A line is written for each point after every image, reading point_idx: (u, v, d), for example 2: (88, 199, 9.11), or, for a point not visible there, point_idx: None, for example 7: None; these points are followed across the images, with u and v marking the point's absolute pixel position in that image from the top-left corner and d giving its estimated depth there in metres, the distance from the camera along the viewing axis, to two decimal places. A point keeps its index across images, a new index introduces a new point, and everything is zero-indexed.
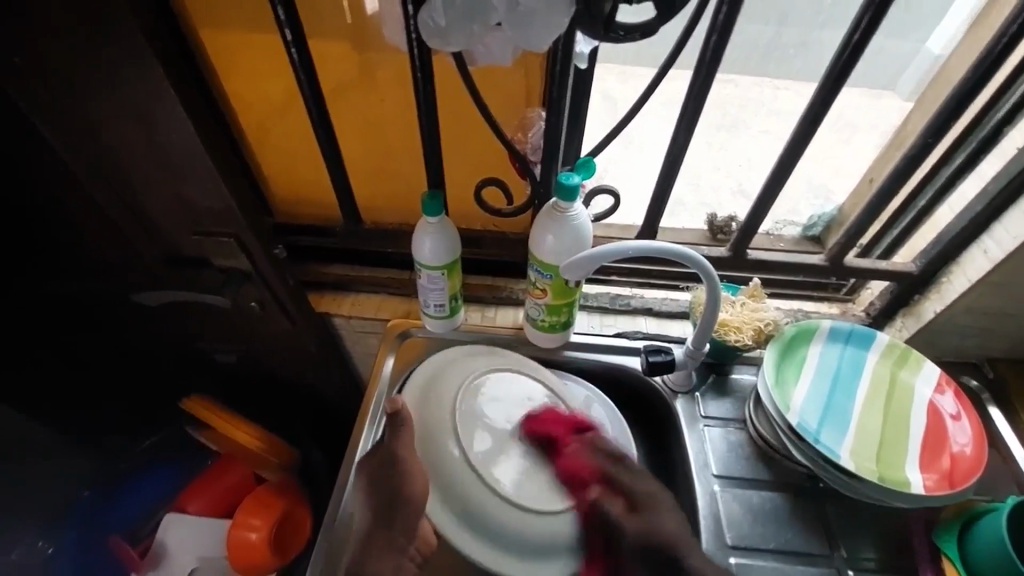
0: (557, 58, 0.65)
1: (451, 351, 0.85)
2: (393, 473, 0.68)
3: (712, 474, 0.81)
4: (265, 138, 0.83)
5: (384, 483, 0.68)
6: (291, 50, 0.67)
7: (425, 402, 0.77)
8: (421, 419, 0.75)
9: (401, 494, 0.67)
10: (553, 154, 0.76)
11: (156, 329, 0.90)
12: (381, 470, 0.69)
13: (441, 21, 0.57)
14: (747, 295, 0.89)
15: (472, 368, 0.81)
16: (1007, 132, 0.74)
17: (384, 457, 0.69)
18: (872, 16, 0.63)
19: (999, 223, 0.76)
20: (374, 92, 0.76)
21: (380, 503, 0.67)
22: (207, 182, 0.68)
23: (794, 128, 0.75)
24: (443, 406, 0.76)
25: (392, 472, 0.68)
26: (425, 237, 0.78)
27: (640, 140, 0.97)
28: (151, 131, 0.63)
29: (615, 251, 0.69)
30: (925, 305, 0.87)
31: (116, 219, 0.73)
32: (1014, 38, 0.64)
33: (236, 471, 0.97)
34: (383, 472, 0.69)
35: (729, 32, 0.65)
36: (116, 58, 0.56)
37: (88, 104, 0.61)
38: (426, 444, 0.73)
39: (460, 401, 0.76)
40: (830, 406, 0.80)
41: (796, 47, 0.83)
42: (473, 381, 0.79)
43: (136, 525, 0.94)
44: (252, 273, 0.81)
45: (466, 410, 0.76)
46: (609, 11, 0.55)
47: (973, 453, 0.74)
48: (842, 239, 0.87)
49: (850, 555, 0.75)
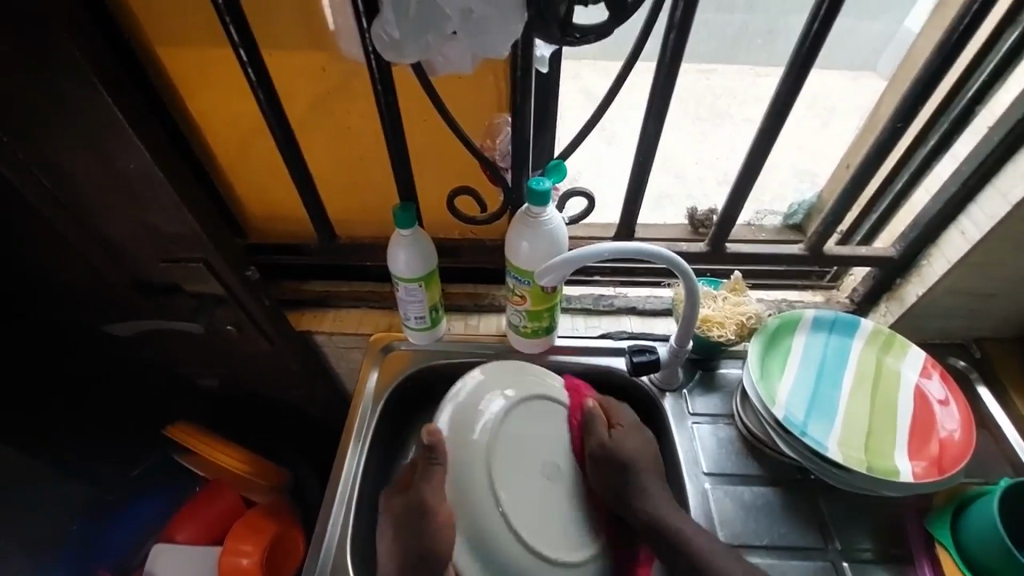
0: (517, 63, 0.64)
1: (486, 369, 0.80)
2: (420, 525, 0.66)
3: (703, 472, 0.80)
4: (230, 157, 0.82)
5: (409, 535, 0.66)
6: (247, 70, 0.66)
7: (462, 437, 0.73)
8: (455, 454, 0.72)
9: (425, 548, 0.65)
10: (523, 159, 0.75)
11: (134, 358, 0.89)
12: (409, 518, 0.67)
13: (395, 33, 0.56)
14: (729, 288, 0.87)
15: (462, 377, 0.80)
16: (978, 111, 0.73)
17: (411, 505, 0.67)
18: (830, 4, 0.62)
19: (975, 204, 0.75)
20: (338, 106, 0.75)
21: (406, 559, 0.65)
22: (170, 209, 0.67)
23: (763, 118, 0.75)
24: (479, 445, 0.73)
25: (421, 521, 0.66)
26: (399, 249, 0.77)
27: (621, 136, 0.97)
28: (108, 162, 0.62)
29: (591, 254, 0.68)
30: (907, 289, 0.87)
31: (82, 251, 0.72)
32: (975, 20, 0.64)
33: (224, 498, 0.97)
34: (410, 518, 0.67)
35: (688, 28, 0.65)
36: (63, 90, 0.55)
37: (40, 139, 0.60)
38: (460, 479, 0.71)
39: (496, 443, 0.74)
40: (817, 397, 0.79)
41: (764, 36, 0.83)
42: (506, 417, 0.77)
43: (128, 553, 0.95)
44: (226, 297, 0.80)
45: (502, 443, 0.75)
46: (565, 13, 0.54)
47: (962, 438, 0.74)
48: (820, 227, 0.86)
49: (844, 545, 0.75)
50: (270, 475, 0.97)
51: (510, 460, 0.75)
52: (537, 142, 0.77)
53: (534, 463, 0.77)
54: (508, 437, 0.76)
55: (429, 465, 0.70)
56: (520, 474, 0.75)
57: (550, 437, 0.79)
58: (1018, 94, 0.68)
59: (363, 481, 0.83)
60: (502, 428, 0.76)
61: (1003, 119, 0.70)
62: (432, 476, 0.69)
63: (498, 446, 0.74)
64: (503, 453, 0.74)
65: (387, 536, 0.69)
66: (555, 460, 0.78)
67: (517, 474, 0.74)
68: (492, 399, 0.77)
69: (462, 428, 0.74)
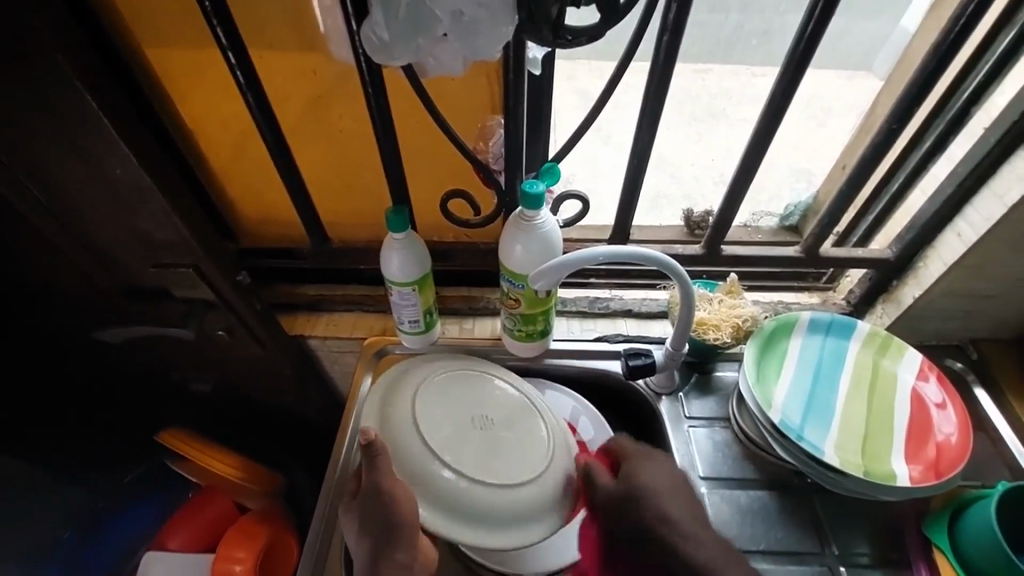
0: (510, 66, 0.63)
1: (402, 361, 0.80)
2: (381, 506, 0.62)
3: (699, 476, 0.80)
4: (221, 161, 0.81)
5: (372, 517, 0.62)
6: (236, 73, 0.65)
7: (385, 414, 0.72)
8: (386, 431, 0.70)
9: (390, 526, 0.61)
10: (517, 162, 0.74)
11: (125, 363, 0.89)
12: (367, 502, 0.63)
13: (385, 35, 0.55)
14: (724, 291, 0.87)
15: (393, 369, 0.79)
16: (974, 112, 0.73)
17: (365, 489, 0.62)
18: (826, 4, 0.62)
19: (971, 206, 0.75)
20: (329, 108, 0.74)
21: (375, 540, 0.62)
22: (158, 215, 0.67)
23: (758, 119, 0.74)
24: (402, 414, 0.71)
25: (380, 501, 0.62)
26: (392, 254, 0.76)
27: (617, 136, 0.96)
28: (95, 167, 0.61)
29: (585, 257, 0.67)
30: (903, 291, 0.86)
31: (71, 257, 0.71)
32: (971, 21, 0.63)
33: (217, 504, 0.94)
34: (370, 500, 0.62)
35: (682, 30, 0.64)
36: (47, 96, 0.55)
37: (26, 145, 0.59)
38: (400, 458, 0.68)
39: (418, 408, 0.72)
40: (813, 400, 0.79)
41: (760, 36, 0.82)
42: (423, 386, 0.75)
43: (118, 564, 0.91)
44: (217, 303, 0.79)
45: (438, 412, 0.73)
46: (557, 14, 0.53)
47: (959, 441, 0.73)
48: (816, 229, 0.86)
49: (842, 550, 0.74)
50: (264, 480, 0.97)
51: (439, 419, 0.72)
52: (530, 145, 0.76)
53: (469, 417, 0.74)
54: (441, 406, 0.74)
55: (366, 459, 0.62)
56: (456, 428, 0.72)
57: (478, 397, 0.77)
58: (1015, 96, 0.67)
59: None
60: (422, 395, 0.74)
61: (999, 120, 0.69)
62: (380, 463, 0.62)
63: (423, 411, 0.72)
64: (431, 416, 0.72)
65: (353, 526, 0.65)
66: (492, 417, 0.75)
67: (468, 439, 0.71)
68: (415, 380, 0.76)
69: (387, 409, 0.72)
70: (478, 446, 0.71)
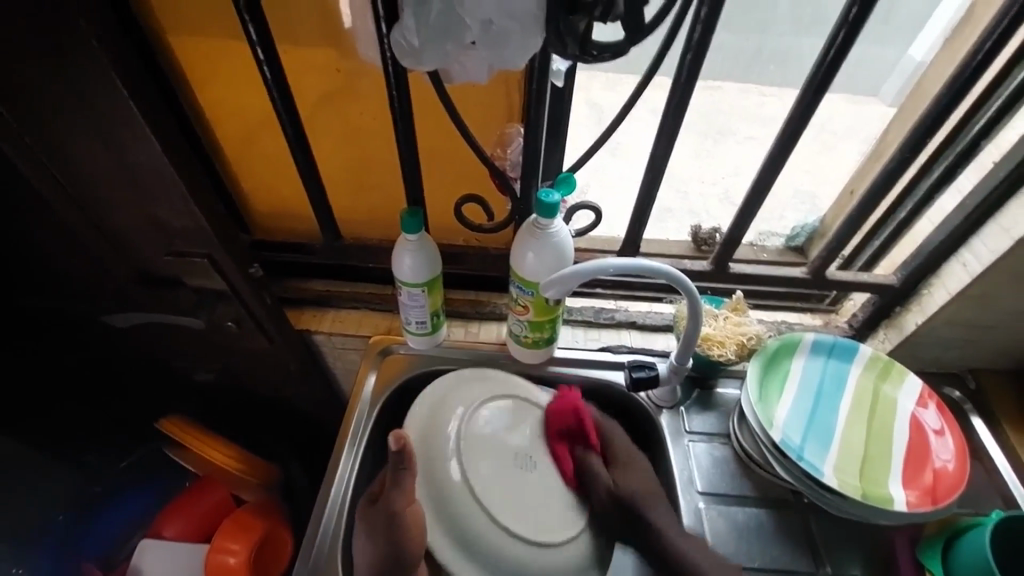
0: (533, 76, 0.65)
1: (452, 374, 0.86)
2: (389, 529, 0.67)
3: (697, 490, 0.80)
4: (239, 151, 0.81)
5: (380, 535, 0.68)
6: (263, 68, 0.66)
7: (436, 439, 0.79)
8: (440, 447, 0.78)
9: (394, 555, 0.68)
10: (533, 170, 0.75)
11: (131, 350, 0.89)
12: (381, 523, 0.67)
13: (415, 41, 0.56)
14: (730, 308, 0.88)
15: (468, 394, 0.83)
16: (984, 146, 0.74)
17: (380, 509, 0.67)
18: (847, 32, 0.63)
19: (978, 236, 0.76)
20: (351, 105, 0.75)
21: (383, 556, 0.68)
22: (177, 203, 0.67)
23: (774, 141, 0.75)
24: (443, 431, 0.79)
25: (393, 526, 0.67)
26: (404, 254, 0.77)
27: (628, 150, 0.99)
28: (120, 153, 0.62)
29: (597, 268, 0.68)
30: (906, 317, 0.88)
31: (88, 240, 0.72)
32: (989, 55, 0.64)
33: (215, 493, 0.95)
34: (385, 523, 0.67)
35: (704, 51, 0.65)
36: (79, 77, 0.55)
37: (53, 128, 0.60)
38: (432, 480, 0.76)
39: (463, 432, 0.79)
40: (814, 421, 0.79)
41: (776, 61, 0.84)
42: (474, 409, 0.82)
43: (112, 548, 0.92)
44: (227, 293, 0.79)
45: (465, 435, 0.79)
46: (583, 30, 0.54)
47: (956, 469, 0.74)
48: (823, 252, 0.87)
49: (835, 569, 0.75)
50: (259, 471, 0.97)
51: (483, 448, 0.79)
52: (547, 154, 0.77)
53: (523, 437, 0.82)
54: (478, 431, 0.81)
55: (398, 470, 0.64)
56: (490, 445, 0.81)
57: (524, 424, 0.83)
58: None
59: (355, 486, 0.82)
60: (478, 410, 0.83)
61: (1008, 155, 0.71)
62: (401, 483, 0.65)
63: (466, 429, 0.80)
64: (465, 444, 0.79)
65: (361, 535, 0.71)
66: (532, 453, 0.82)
67: (495, 467, 0.79)
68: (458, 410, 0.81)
69: (429, 421, 0.81)
70: (514, 490, 0.78)
